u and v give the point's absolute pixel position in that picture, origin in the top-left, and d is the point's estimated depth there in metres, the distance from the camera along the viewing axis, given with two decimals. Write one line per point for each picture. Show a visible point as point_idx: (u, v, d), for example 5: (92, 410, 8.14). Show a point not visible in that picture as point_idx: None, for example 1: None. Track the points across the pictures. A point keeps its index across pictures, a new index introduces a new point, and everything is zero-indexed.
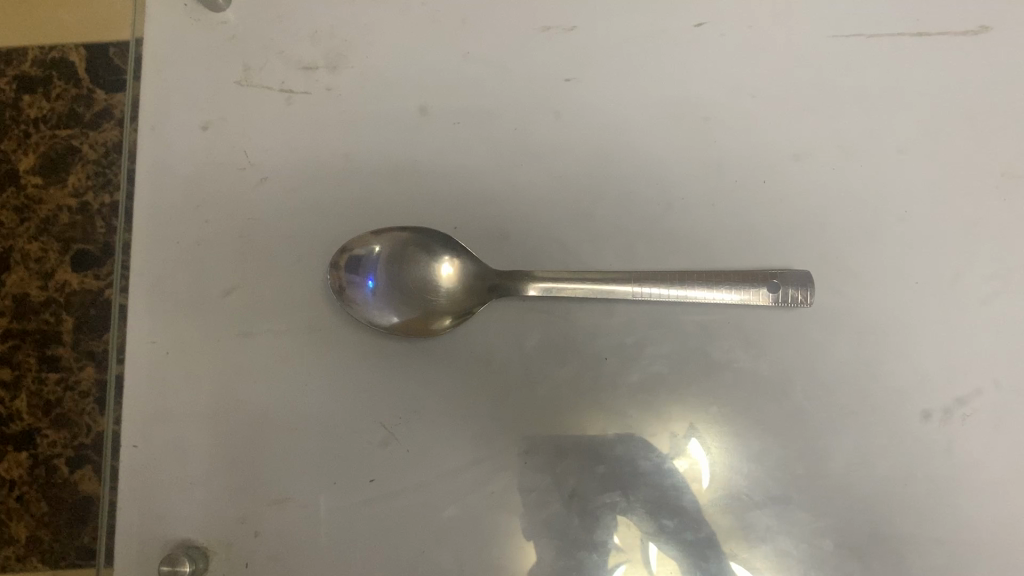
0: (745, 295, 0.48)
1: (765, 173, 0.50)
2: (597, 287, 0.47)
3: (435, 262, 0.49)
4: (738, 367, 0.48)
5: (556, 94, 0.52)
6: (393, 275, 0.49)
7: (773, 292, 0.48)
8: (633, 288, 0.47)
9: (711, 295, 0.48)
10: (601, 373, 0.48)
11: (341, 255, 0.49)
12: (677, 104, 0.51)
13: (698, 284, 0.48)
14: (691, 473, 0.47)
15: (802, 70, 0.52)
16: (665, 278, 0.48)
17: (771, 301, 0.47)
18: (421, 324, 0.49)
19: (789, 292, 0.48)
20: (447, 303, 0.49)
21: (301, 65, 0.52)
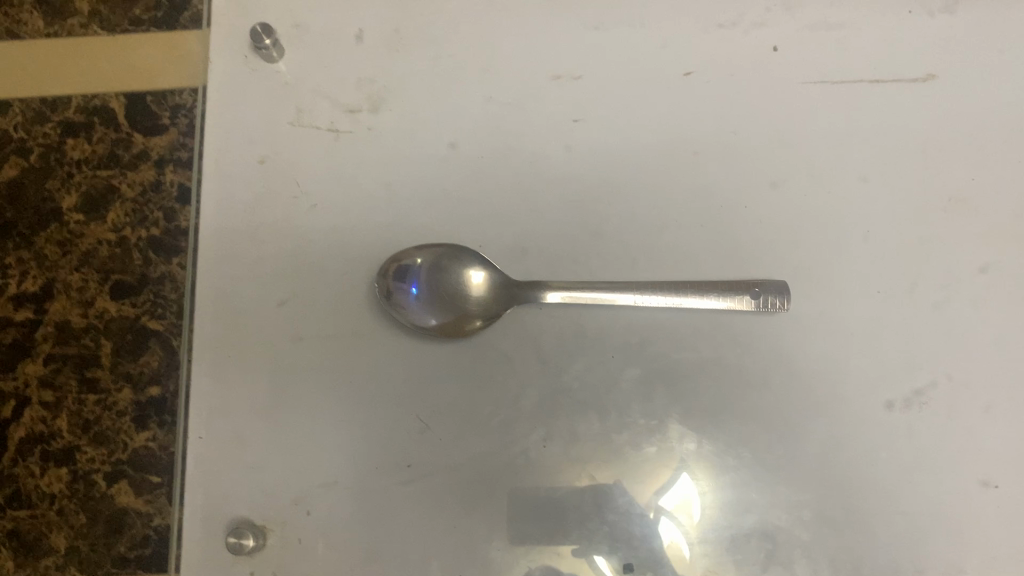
0: (731, 302, 0.55)
1: (746, 198, 0.58)
2: (604, 296, 0.55)
3: (468, 270, 0.56)
4: (727, 364, 0.56)
5: (566, 131, 0.60)
6: (434, 282, 0.56)
7: (756, 299, 0.55)
8: (635, 297, 0.55)
9: (702, 302, 0.55)
10: (609, 369, 0.55)
11: (391, 264, 0.56)
12: (670, 140, 0.60)
13: (691, 292, 0.55)
14: (682, 508, 0.54)
15: (777, 111, 0.60)
16: (663, 286, 0.55)
17: (753, 308, 0.55)
18: (454, 326, 0.56)
19: (768, 300, 0.55)
20: (476, 307, 0.56)
21: (346, 107, 0.60)
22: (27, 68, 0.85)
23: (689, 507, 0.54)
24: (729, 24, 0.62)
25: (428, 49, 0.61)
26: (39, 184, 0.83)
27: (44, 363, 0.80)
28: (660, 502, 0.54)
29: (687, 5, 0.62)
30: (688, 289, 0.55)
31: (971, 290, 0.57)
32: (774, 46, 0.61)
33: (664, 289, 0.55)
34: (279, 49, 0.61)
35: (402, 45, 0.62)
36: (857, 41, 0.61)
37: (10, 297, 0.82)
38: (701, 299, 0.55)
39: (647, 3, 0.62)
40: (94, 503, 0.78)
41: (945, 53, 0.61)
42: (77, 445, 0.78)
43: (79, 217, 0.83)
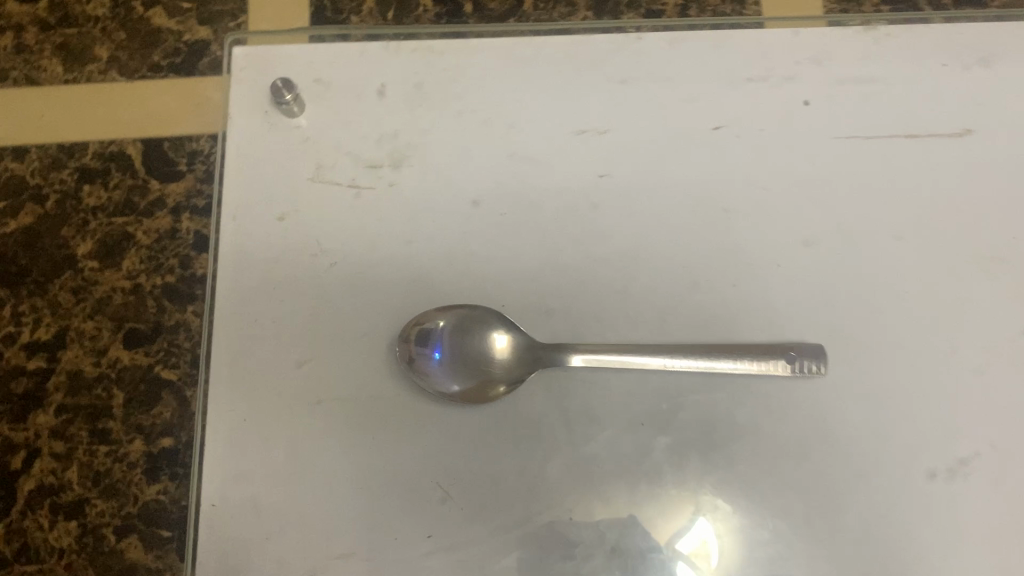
0: (766, 366, 0.53)
1: (778, 257, 0.57)
2: (634, 359, 0.53)
3: (491, 333, 0.55)
4: (761, 431, 0.53)
5: (592, 187, 0.58)
6: (455, 347, 0.55)
7: (791, 363, 0.53)
8: (666, 361, 0.53)
9: (736, 366, 0.53)
10: (639, 437, 0.53)
11: (413, 327, 0.55)
12: (699, 196, 0.58)
13: (723, 356, 0.53)
14: (700, 551, 0.52)
15: (809, 166, 0.58)
16: (694, 350, 0.54)
17: (788, 373, 0.53)
18: (477, 392, 0.54)
19: (804, 363, 0.53)
20: (501, 372, 0.54)
21: (367, 162, 0.59)
22: (46, 116, 0.81)
23: (705, 552, 0.52)
24: (758, 78, 0.60)
25: (451, 103, 0.60)
26: (54, 232, 0.78)
27: (54, 414, 0.73)
28: (676, 544, 0.52)
29: (714, 60, 0.61)
30: (719, 353, 0.54)
31: (1014, 353, 0.54)
32: (804, 100, 0.60)
33: (694, 353, 0.53)
34: (300, 103, 0.60)
35: (425, 99, 0.60)
36: (889, 96, 0.60)
37: (20, 346, 0.75)
38: (734, 364, 0.53)
39: (673, 57, 0.61)
40: (104, 560, 0.69)
41: (981, 107, 0.59)
42: (87, 497, 0.71)
43: (93, 265, 0.77)
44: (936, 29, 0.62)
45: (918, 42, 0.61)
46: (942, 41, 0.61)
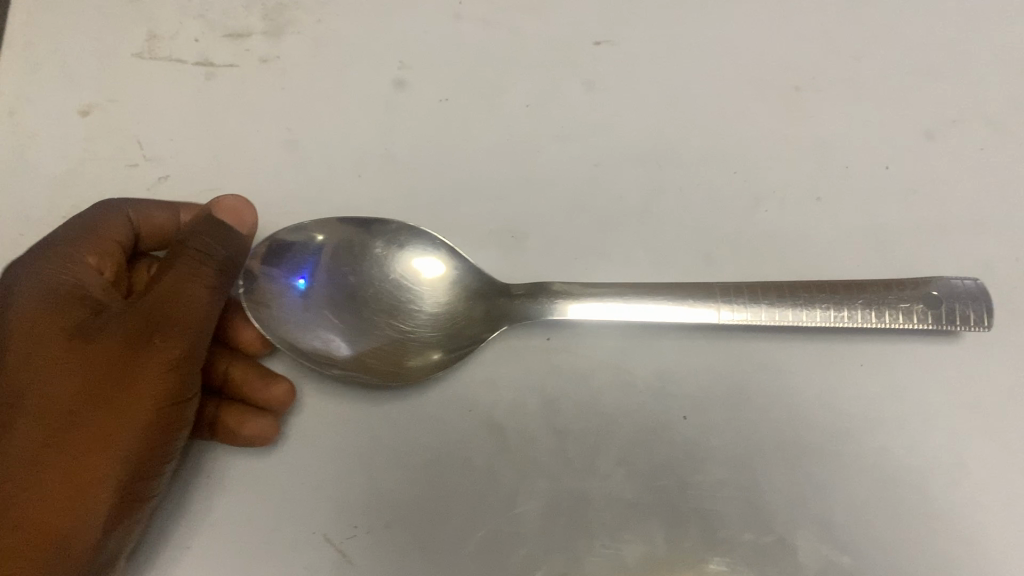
0: (887, 316, 0.30)
1: (885, 154, 0.35)
2: (663, 308, 0.31)
3: (414, 257, 0.33)
4: (884, 432, 0.31)
5: (581, 59, 0.37)
6: (339, 282, 0.33)
7: (932, 310, 0.30)
8: (719, 312, 0.30)
9: (837, 317, 0.30)
10: (678, 444, 0.30)
11: (265, 243, 0.32)
12: (752, 69, 0.36)
13: (818, 300, 0.31)
14: None
15: (925, 18, 0.37)
16: (767, 289, 0.31)
17: (927, 325, 0.30)
18: (388, 358, 0.32)
19: (956, 311, 0.30)
20: (430, 330, 0.32)
21: (227, 30, 0.37)
22: None
23: None
24: None
25: None
26: None
27: None
28: None
29: None
30: (810, 294, 0.31)
31: None
32: None
33: (768, 294, 0.31)
34: None
35: None
36: None
37: None
38: (834, 314, 0.30)
39: None
40: None
41: None
42: None
43: None
44: None
45: None
46: None
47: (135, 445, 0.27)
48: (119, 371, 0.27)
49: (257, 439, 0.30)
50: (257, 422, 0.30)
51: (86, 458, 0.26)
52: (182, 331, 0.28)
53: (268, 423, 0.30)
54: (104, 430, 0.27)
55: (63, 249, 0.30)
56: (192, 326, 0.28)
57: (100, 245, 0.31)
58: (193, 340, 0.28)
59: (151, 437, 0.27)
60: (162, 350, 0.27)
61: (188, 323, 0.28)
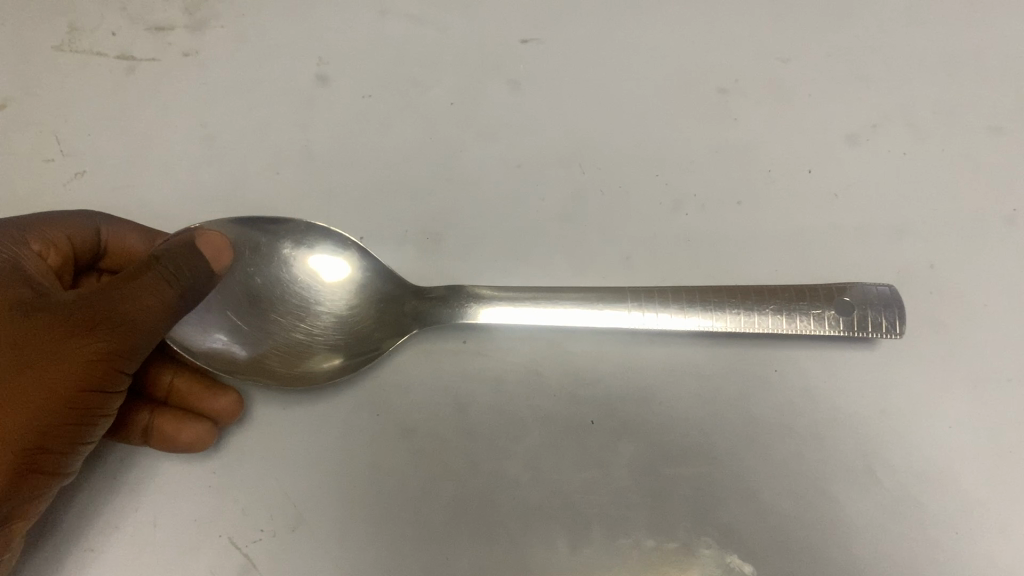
0: (798, 321, 0.30)
1: (808, 159, 0.35)
2: (575, 313, 0.30)
3: (322, 259, 0.33)
4: (795, 439, 0.30)
5: (506, 59, 0.37)
6: (238, 281, 0.32)
7: (843, 316, 0.30)
8: (630, 315, 0.30)
9: (749, 322, 0.30)
10: (588, 448, 0.30)
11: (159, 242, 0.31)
12: (677, 72, 0.36)
13: (730, 306, 0.30)
14: None
15: (847, 25, 0.37)
16: (676, 294, 0.31)
17: (839, 331, 0.30)
18: (289, 360, 0.32)
19: (867, 318, 0.30)
20: (333, 333, 0.32)
21: (149, 23, 0.37)
22: None
23: None
24: None
25: None
26: None
27: None
28: None
29: None
30: (722, 299, 0.30)
31: None
32: None
33: (679, 299, 0.31)
34: None
35: None
36: None
37: None
38: (746, 320, 0.30)
39: None
40: None
41: None
42: None
43: None
44: None
45: None
46: None
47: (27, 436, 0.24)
48: (40, 352, 0.24)
49: (197, 444, 0.30)
50: (194, 426, 0.30)
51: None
52: (120, 332, 0.25)
53: (205, 428, 0.30)
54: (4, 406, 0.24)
55: (13, 229, 0.29)
56: (128, 330, 0.25)
57: (53, 238, 0.30)
58: (130, 347, 0.26)
59: (54, 437, 0.25)
60: (93, 347, 0.25)
61: (130, 327, 0.25)
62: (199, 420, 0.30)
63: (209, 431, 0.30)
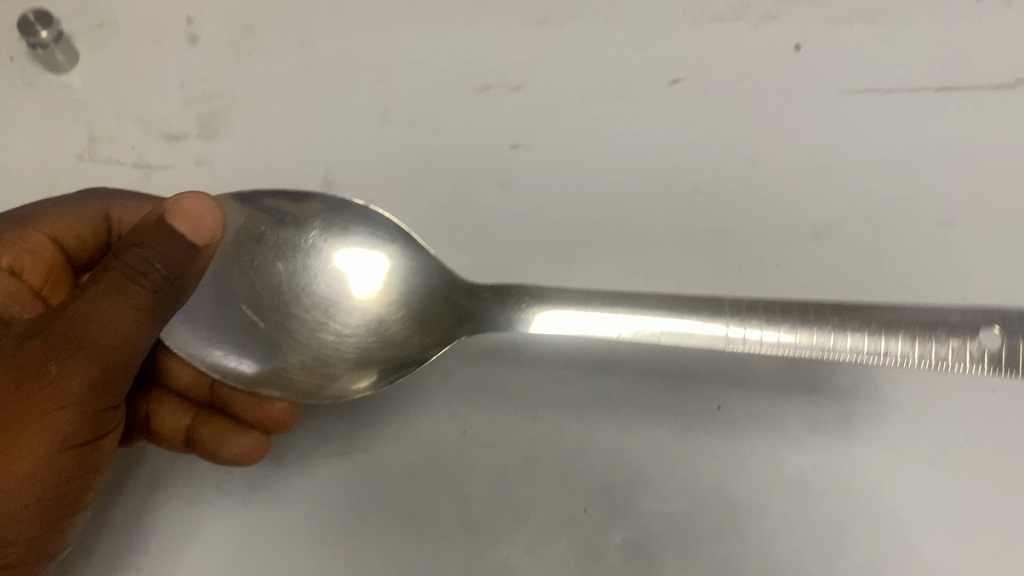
0: (947, 349, 0.27)
1: (777, 254, 0.38)
2: (655, 319, 0.30)
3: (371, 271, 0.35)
4: (771, 518, 0.33)
5: (498, 163, 0.40)
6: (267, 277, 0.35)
7: (982, 350, 0.27)
8: (729, 330, 0.29)
9: (884, 346, 0.28)
10: (580, 533, 0.33)
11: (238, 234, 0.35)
12: (654, 171, 0.40)
13: (861, 324, 0.28)
14: None
15: (808, 128, 0.40)
16: (786, 310, 0.29)
17: (975, 366, 0.27)
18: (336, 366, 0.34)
19: (1019, 347, 0.27)
20: (378, 344, 0.34)
21: (164, 132, 0.40)
22: None
23: None
24: (729, 17, 0.42)
25: (295, 49, 0.41)
26: None
27: None
28: None
29: None
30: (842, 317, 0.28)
31: None
32: (796, 43, 0.42)
33: (798, 314, 0.28)
34: (67, 49, 0.41)
35: (256, 46, 0.41)
36: (917, 31, 0.42)
37: None
38: (867, 340, 0.28)
39: None
40: None
41: None
42: None
43: None
44: None
45: None
46: None
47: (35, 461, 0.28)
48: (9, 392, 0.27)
49: (242, 458, 0.34)
50: (240, 443, 0.34)
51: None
52: (87, 356, 0.27)
53: (250, 443, 0.34)
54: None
55: None
56: (105, 349, 0.28)
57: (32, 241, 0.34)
58: (104, 364, 0.28)
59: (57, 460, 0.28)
60: (61, 378, 0.27)
61: (95, 350, 0.28)
62: (245, 436, 0.34)
63: (255, 443, 0.34)
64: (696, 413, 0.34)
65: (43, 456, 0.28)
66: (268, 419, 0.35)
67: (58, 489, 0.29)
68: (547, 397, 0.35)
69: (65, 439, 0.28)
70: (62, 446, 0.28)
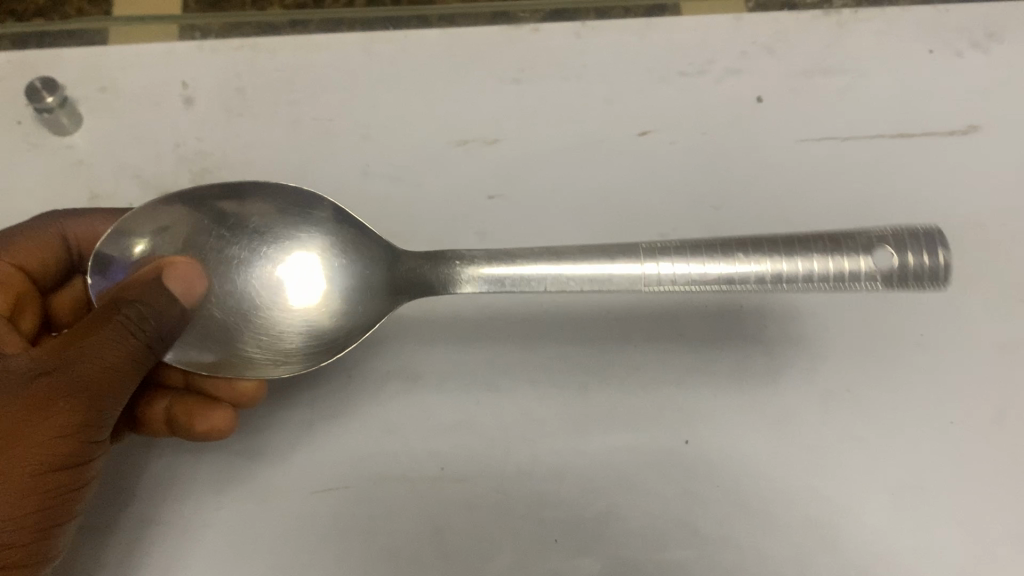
0: (844, 263, 0.31)
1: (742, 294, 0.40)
2: (585, 270, 0.33)
3: (311, 262, 0.37)
4: (734, 547, 0.35)
5: (476, 212, 0.42)
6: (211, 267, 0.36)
7: (881, 268, 0.30)
8: (645, 266, 0.32)
9: (786, 268, 0.31)
10: (552, 563, 0.35)
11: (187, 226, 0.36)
12: (625, 215, 0.42)
13: (765, 254, 0.31)
14: None
15: (770, 174, 0.43)
16: (696, 248, 0.32)
17: (877, 284, 0.30)
18: (283, 350, 0.37)
19: (909, 261, 0.30)
20: (321, 330, 0.37)
21: (159, 189, 0.42)
22: None
23: None
24: (693, 72, 0.45)
25: (284, 110, 0.44)
26: None
27: None
28: None
29: (637, 46, 0.45)
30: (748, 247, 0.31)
31: None
32: (757, 96, 0.44)
33: (709, 249, 0.32)
34: (70, 112, 0.44)
35: (247, 107, 0.44)
36: (871, 82, 0.45)
37: None
38: (773, 264, 0.31)
39: (582, 46, 0.45)
40: None
41: (990, 98, 0.44)
42: None
43: None
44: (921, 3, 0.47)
45: (903, 17, 0.46)
46: (931, 15, 0.46)
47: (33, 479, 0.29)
48: (14, 427, 0.29)
49: (213, 432, 0.36)
50: (210, 418, 0.36)
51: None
52: (90, 391, 0.30)
53: (221, 416, 0.36)
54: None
55: None
56: (101, 384, 0.30)
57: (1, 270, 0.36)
58: (101, 397, 0.30)
59: (53, 479, 0.30)
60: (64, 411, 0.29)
61: (99, 385, 0.30)
62: (219, 410, 0.36)
63: (225, 418, 0.36)
64: (662, 448, 0.37)
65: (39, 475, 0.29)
66: (239, 395, 0.37)
67: (53, 507, 0.30)
68: (522, 435, 0.37)
69: (62, 467, 0.30)
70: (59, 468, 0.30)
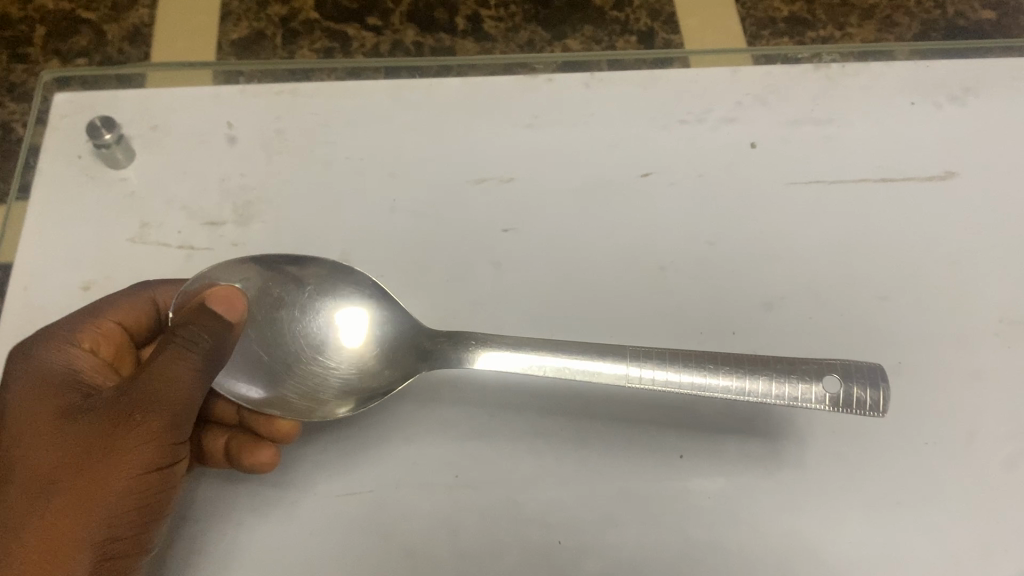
0: (798, 392, 0.36)
1: (733, 324, 0.43)
2: (580, 363, 0.38)
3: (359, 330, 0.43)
4: (723, 553, 0.39)
5: (492, 244, 0.46)
6: (273, 321, 0.42)
7: (829, 394, 0.36)
8: (630, 368, 0.38)
9: (751, 385, 0.36)
10: (556, 563, 0.39)
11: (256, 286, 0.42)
12: (628, 249, 0.46)
13: (732, 368, 0.37)
14: None
15: (762, 212, 0.46)
16: (675, 357, 0.37)
17: (824, 407, 0.36)
18: (321, 401, 0.41)
19: (853, 392, 0.36)
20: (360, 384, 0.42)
21: (204, 219, 0.47)
22: None
23: None
24: (693, 120, 0.49)
25: (319, 150, 0.48)
26: None
27: None
28: None
29: (641, 98, 0.50)
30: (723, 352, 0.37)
31: None
32: (751, 142, 0.48)
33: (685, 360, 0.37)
34: (126, 149, 0.48)
35: (286, 146, 0.48)
36: (857, 131, 0.49)
37: None
38: (739, 382, 0.36)
39: (592, 98, 0.50)
40: None
41: (965, 149, 0.48)
42: None
43: None
44: (902, 62, 0.51)
45: (886, 74, 0.51)
46: (912, 73, 0.51)
47: (128, 485, 0.34)
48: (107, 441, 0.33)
49: (257, 465, 0.39)
50: (256, 453, 0.39)
51: (74, 511, 0.33)
52: (164, 407, 0.34)
53: (266, 453, 0.39)
54: (98, 473, 0.33)
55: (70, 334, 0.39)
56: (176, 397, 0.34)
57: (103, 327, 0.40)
58: (177, 407, 0.34)
59: (144, 480, 0.34)
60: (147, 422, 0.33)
61: (173, 400, 0.34)
62: (265, 446, 0.39)
63: (268, 454, 0.39)
64: (659, 462, 0.40)
65: (131, 480, 0.34)
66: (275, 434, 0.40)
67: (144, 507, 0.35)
68: (531, 448, 0.41)
69: (148, 473, 0.34)
70: (151, 472, 0.34)
